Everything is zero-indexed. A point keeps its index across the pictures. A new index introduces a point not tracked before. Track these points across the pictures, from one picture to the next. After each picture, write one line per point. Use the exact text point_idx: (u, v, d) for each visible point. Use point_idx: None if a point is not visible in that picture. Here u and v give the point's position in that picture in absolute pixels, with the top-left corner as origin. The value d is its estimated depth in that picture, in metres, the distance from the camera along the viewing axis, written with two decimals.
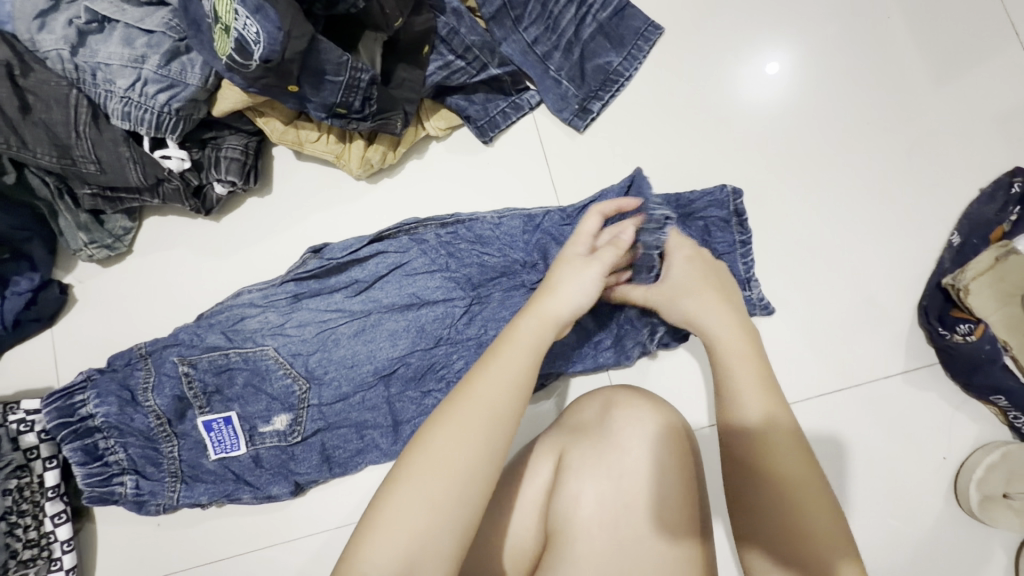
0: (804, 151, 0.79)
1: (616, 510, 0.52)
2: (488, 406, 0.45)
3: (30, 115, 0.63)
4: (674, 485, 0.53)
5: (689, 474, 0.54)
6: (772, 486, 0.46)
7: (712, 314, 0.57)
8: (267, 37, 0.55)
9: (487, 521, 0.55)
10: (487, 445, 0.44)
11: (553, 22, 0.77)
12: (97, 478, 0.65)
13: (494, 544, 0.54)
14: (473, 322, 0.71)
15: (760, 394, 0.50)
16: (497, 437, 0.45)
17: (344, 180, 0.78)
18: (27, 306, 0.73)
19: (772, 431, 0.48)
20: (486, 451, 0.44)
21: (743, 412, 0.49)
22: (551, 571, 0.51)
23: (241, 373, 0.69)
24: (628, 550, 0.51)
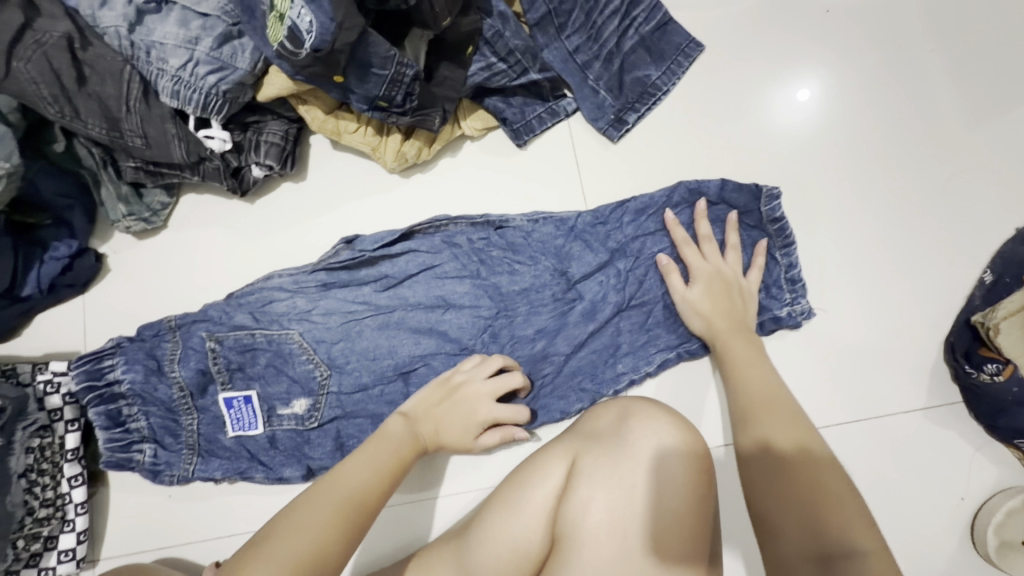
0: (838, 178, 0.79)
1: (622, 518, 0.52)
2: (355, 481, 0.55)
3: (84, 86, 0.65)
4: (687, 501, 0.52)
5: (705, 491, 0.53)
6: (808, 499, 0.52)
7: (720, 320, 0.68)
8: (319, 27, 0.56)
9: (504, 525, 0.56)
10: (341, 528, 0.51)
11: (595, 32, 0.78)
12: (117, 444, 0.66)
13: (509, 544, 0.55)
14: (496, 330, 0.73)
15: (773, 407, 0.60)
16: (353, 507, 0.53)
17: (378, 172, 0.79)
18: (63, 271, 0.75)
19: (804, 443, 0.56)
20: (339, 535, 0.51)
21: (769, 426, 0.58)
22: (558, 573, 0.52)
23: (264, 354, 0.71)
24: (638, 563, 0.51)
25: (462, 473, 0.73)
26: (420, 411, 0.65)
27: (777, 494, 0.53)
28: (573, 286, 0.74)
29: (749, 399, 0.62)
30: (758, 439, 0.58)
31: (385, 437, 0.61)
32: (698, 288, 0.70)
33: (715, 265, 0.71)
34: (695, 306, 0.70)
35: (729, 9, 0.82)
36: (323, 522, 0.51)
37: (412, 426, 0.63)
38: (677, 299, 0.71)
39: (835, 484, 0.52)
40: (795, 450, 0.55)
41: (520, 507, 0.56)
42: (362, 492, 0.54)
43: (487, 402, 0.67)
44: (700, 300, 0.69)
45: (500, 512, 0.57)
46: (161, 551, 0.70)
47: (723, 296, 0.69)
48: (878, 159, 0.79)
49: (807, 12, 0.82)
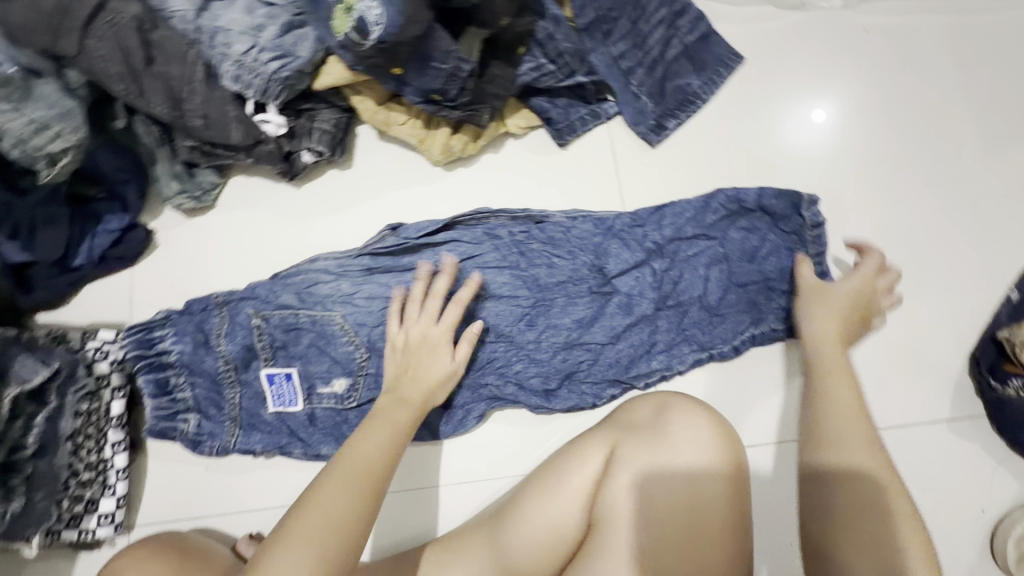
0: (870, 193, 0.80)
1: (644, 494, 0.56)
2: (363, 458, 0.57)
3: (152, 66, 0.67)
4: (712, 474, 0.55)
5: (733, 472, 0.56)
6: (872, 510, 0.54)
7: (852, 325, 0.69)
8: (387, 20, 0.60)
9: (558, 505, 0.59)
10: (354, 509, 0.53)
11: (640, 40, 0.80)
12: (164, 412, 0.70)
13: (559, 521, 0.58)
14: (534, 322, 0.74)
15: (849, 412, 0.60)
16: (362, 486, 0.55)
17: (423, 164, 0.81)
18: (114, 244, 0.78)
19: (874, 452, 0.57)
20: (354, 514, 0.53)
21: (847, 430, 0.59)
22: (603, 553, 0.56)
23: (307, 334, 0.73)
24: (684, 549, 0.54)
25: (491, 461, 0.74)
26: (398, 377, 0.65)
27: (842, 499, 0.56)
28: (610, 281, 0.75)
29: (832, 400, 0.61)
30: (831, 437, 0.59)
31: (379, 411, 0.62)
32: (840, 285, 0.70)
33: (867, 277, 0.71)
34: (826, 299, 0.69)
35: (769, 26, 0.85)
36: (340, 505, 0.53)
37: (402, 396, 0.63)
38: (808, 283, 0.71)
39: (885, 498, 0.55)
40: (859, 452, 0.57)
41: (558, 490, 0.59)
42: (368, 465, 0.56)
43: (433, 324, 0.67)
44: (835, 293, 0.70)
45: (537, 496, 0.60)
46: (196, 520, 0.72)
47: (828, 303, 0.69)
48: (911, 176, 0.81)
49: (845, 32, 0.84)
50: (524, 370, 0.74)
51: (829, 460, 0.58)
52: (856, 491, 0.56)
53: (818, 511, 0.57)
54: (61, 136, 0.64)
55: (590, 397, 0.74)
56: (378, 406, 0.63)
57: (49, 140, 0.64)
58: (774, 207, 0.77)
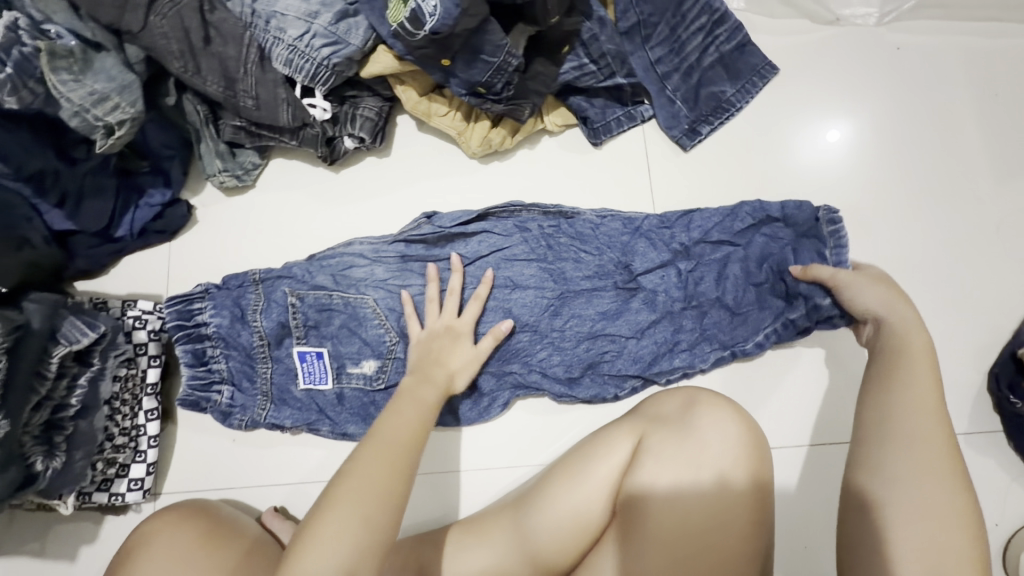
0: (896, 208, 0.82)
1: (665, 476, 0.57)
2: (394, 435, 0.58)
3: (209, 46, 0.70)
4: (737, 459, 0.56)
5: (756, 462, 0.57)
6: (922, 501, 0.49)
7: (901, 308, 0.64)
8: (442, 11, 0.61)
9: (582, 493, 0.60)
10: (385, 481, 0.54)
11: (678, 46, 0.82)
12: (199, 381, 0.71)
13: (584, 509, 0.59)
14: (558, 313, 0.76)
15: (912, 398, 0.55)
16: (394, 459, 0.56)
17: (459, 156, 0.83)
18: (155, 218, 0.80)
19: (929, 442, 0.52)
20: (387, 487, 0.54)
21: (907, 415, 0.54)
22: (628, 540, 0.57)
23: (339, 315, 0.75)
24: (709, 539, 0.54)
25: (512, 450, 0.76)
26: (422, 365, 0.69)
27: (891, 487, 0.51)
28: (635, 278, 0.77)
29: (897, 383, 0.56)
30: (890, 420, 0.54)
31: (404, 391, 0.65)
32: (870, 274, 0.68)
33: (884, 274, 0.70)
34: (867, 286, 0.66)
35: (804, 39, 0.87)
36: (373, 476, 0.54)
37: (426, 380, 0.67)
38: (838, 274, 0.69)
39: (938, 493, 0.49)
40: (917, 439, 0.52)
41: (583, 479, 0.61)
42: (397, 441, 0.58)
43: (456, 321, 0.72)
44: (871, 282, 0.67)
45: (562, 484, 0.62)
46: (221, 492, 0.74)
47: (881, 288, 0.66)
48: (937, 193, 0.82)
49: (879, 48, 0.86)
50: (548, 360, 0.76)
51: (880, 439, 0.53)
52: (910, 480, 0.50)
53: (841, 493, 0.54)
54: (120, 108, 0.67)
55: (609, 390, 0.76)
56: (402, 387, 0.66)
57: (108, 111, 0.67)
58: (799, 220, 0.77)
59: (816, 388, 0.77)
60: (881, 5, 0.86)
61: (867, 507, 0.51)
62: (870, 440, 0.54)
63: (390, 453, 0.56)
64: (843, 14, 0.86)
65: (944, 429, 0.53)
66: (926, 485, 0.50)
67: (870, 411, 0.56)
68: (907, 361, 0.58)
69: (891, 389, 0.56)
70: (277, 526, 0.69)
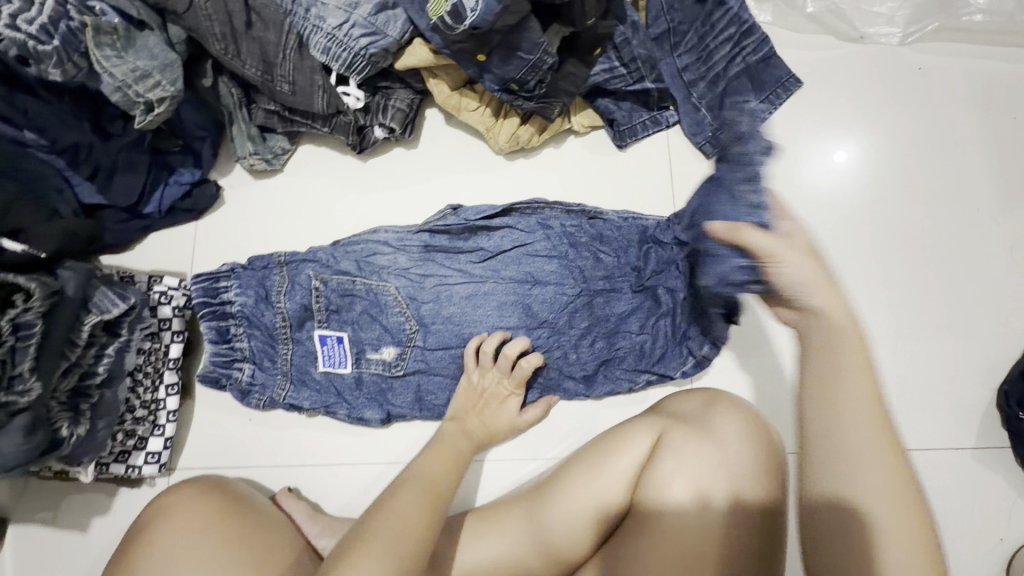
0: (911, 224, 0.83)
1: (686, 473, 0.56)
2: (428, 473, 0.62)
3: (250, 30, 0.71)
4: (757, 461, 0.56)
5: (772, 465, 0.56)
6: (869, 511, 0.45)
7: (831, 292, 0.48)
8: (484, 7, 0.63)
9: (601, 487, 0.61)
10: (420, 513, 0.56)
11: (705, 54, 0.83)
12: (222, 358, 0.72)
13: (597, 506, 0.60)
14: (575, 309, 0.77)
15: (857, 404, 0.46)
16: (431, 495, 0.58)
17: (485, 151, 0.85)
18: (183, 196, 0.81)
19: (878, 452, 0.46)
20: (422, 517, 0.55)
21: (850, 427, 0.46)
22: (639, 533, 0.57)
23: (360, 301, 0.76)
24: (707, 538, 0.53)
25: (526, 442, 0.77)
26: (461, 412, 0.72)
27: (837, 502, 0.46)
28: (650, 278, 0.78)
29: (836, 390, 0.47)
30: (834, 435, 0.46)
31: (442, 435, 0.68)
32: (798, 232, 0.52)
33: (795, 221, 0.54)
34: (795, 257, 0.50)
35: (828, 55, 0.88)
36: (408, 510, 0.56)
37: (461, 426, 0.70)
38: (767, 242, 0.50)
39: (889, 505, 0.45)
40: (863, 449, 0.46)
41: (603, 472, 0.62)
42: (432, 482, 0.60)
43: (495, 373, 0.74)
44: (799, 248, 0.51)
45: (581, 476, 0.63)
46: (235, 470, 0.74)
47: (812, 263, 0.50)
48: (954, 211, 0.83)
49: (900, 68, 0.88)
50: (563, 356, 0.77)
51: (823, 455, 0.47)
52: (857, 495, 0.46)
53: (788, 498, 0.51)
54: (160, 86, 0.69)
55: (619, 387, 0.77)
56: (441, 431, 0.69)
57: (149, 88, 0.68)
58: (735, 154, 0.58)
59: None
60: (906, 25, 0.87)
61: (815, 517, 0.48)
62: (814, 451, 0.47)
63: (425, 488, 0.59)
64: (867, 32, 0.88)
65: (886, 431, 0.46)
66: (867, 495, 0.45)
67: (813, 428, 0.47)
68: (842, 352, 0.47)
69: (829, 395, 0.47)
70: (291, 507, 0.70)
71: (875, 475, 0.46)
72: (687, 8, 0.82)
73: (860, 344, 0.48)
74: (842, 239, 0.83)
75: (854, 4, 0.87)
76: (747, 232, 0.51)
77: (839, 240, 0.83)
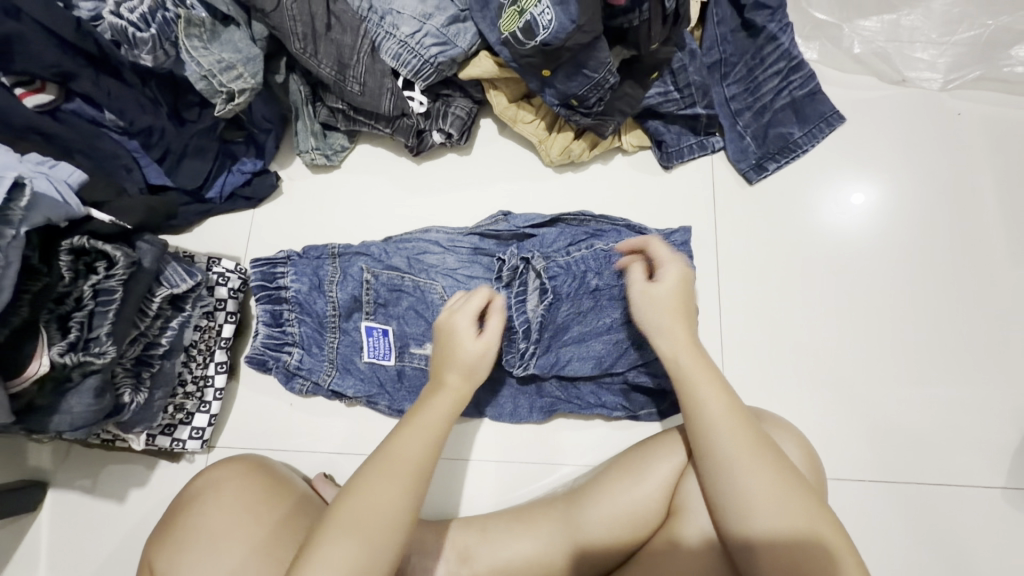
0: (944, 264, 0.84)
1: None
2: (410, 449, 0.54)
3: (329, 33, 0.75)
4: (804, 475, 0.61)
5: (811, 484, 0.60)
6: (771, 514, 0.51)
7: (683, 328, 0.61)
8: (557, 26, 0.66)
9: (640, 493, 0.62)
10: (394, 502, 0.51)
11: (753, 86, 0.87)
12: (273, 342, 0.75)
13: (636, 509, 0.62)
14: (569, 326, 0.75)
15: (720, 410, 0.56)
16: (413, 482, 0.52)
17: (536, 163, 0.88)
18: (243, 184, 0.85)
19: (761, 454, 0.53)
20: (394, 509, 0.51)
21: (722, 437, 0.55)
22: (676, 540, 0.59)
23: (408, 297, 0.76)
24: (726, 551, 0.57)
25: (557, 448, 0.78)
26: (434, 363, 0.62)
27: (747, 506, 0.52)
28: None
29: (697, 408, 0.57)
30: (711, 452, 0.55)
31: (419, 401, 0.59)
32: (662, 286, 0.63)
33: (683, 268, 0.65)
34: (654, 307, 0.63)
35: (869, 94, 0.91)
36: (389, 493, 0.51)
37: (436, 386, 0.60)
38: (634, 291, 0.65)
39: (792, 503, 0.51)
40: (740, 454, 0.53)
41: (645, 476, 0.63)
42: (413, 464, 0.53)
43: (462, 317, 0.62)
44: (661, 299, 0.63)
45: (620, 480, 0.64)
46: (274, 452, 0.76)
47: (679, 322, 0.61)
48: (989, 254, 0.84)
49: (938, 112, 0.90)
50: (579, 369, 0.75)
51: (716, 464, 0.54)
52: (763, 497, 0.51)
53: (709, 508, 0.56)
54: (242, 78, 0.72)
55: (647, 403, 0.77)
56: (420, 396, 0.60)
57: (232, 79, 0.72)
58: (582, 236, 0.78)
59: (847, 420, 0.80)
60: (947, 71, 0.90)
61: (734, 525, 0.53)
62: (708, 463, 0.55)
63: (399, 469, 0.53)
64: (910, 75, 0.91)
65: (758, 438, 0.54)
66: (767, 494, 0.51)
67: (699, 438, 0.56)
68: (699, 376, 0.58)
69: (697, 411, 0.57)
70: (327, 492, 0.71)
71: (741, 462, 0.53)
72: (738, 42, 0.87)
73: (717, 377, 0.58)
74: (873, 273, 0.84)
75: (898, 49, 0.91)
76: (634, 285, 0.65)
77: (872, 274, 0.84)
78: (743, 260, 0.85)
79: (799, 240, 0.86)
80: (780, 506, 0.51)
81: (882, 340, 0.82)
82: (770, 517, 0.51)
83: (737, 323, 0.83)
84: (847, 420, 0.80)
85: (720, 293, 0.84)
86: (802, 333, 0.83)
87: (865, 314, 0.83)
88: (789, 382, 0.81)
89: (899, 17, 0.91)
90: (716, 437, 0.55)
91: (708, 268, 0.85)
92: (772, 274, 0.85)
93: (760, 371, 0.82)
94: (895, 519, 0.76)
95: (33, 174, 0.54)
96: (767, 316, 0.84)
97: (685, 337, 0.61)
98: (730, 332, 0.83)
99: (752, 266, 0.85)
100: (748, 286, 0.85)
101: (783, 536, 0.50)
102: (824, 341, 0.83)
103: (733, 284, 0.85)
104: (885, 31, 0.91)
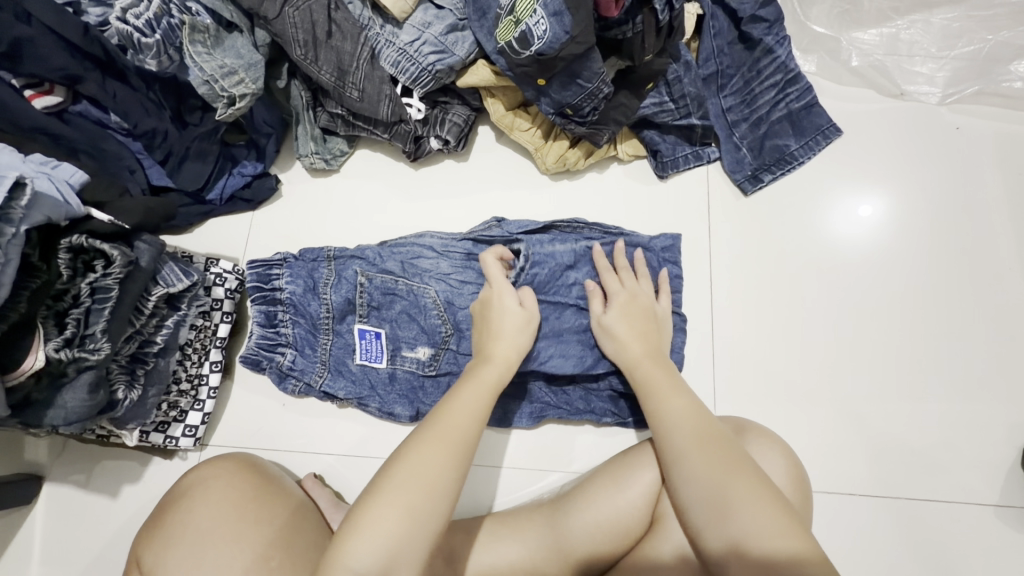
0: (938, 278, 0.84)
1: None
2: (465, 416, 0.57)
3: (330, 40, 0.76)
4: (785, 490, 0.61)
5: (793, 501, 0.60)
6: (739, 513, 0.50)
7: (635, 343, 0.69)
8: (551, 36, 0.67)
9: (625, 499, 0.62)
10: (451, 460, 0.53)
11: (750, 98, 0.87)
12: (266, 342, 0.76)
13: (620, 514, 0.62)
14: (546, 318, 0.75)
15: (678, 408, 0.61)
16: (469, 448, 0.55)
17: (532, 171, 0.88)
18: (243, 187, 0.86)
19: (724, 452, 0.55)
20: (452, 465, 0.53)
21: (677, 430, 0.59)
22: (656, 548, 0.59)
23: (401, 301, 0.77)
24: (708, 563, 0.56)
25: (547, 455, 0.78)
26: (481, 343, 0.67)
27: (709, 499, 0.52)
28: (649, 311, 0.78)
29: (657, 406, 0.62)
30: (670, 445, 0.58)
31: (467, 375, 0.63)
32: (612, 312, 0.72)
33: (630, 291, 0.73)
34: (606, 333, 0.72)
35: (867, 108, 0.91)
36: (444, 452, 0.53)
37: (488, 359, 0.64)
38: (592, 323, 0.74)
39: (756, 499, 0.50)
40: (700, 447, 0.56)
41: (628, 484, 0.63)
42: (466, 427, 0.56)
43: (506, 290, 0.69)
44: (612, 324, 0.71)
45: (605, 487, 0.65)
46: (267, 452, 0.77)
47: (630, 341, 0.70)
48: (987, 270, 0.84)
49: (938, 127, 0.90)
50: (560, 366, 0.74)
51: (677, 460, 0.57)
52: (724, 493, 0.52)
53: (680, 511, 0.56)
54: (243, 83, 0.74)
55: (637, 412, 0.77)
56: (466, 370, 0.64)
57: (233, 84, 0.73)
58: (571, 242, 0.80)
59: (839, 434, 0.79)
60: (946, 86, 0.90)
61: (704, 522, 0.52)
62: (670, 457, 0.58)
63: (450, 435, 0.54)
64: (908, 89, 0.91)
65: (720, 436, 0.57)
66: (731, 491, 0.51)
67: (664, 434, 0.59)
68: (657, 378, 0.65)
69: (657, 408, 0.62)
70: (316, 491, 0.71)
71: (690, 452, 0.56)
72: (736, 53, 0.87)
73: (674, 380, 0.65)
74: (869, 286, 0.84)
75: (897, 62, 0.91)
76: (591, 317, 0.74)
77: (867, 287, 0.84)
78: (736, 271, 0.86)
79: (793, 251, 0.86)
80: (733, 496, 0.51)
81: (874, 354, 0.82)
82: (734, 514, 0.50)
83: (728, 334, 0.83)
84: (838, 432, 0.79)
85: (712, 304, 0.85)
86: (795, 344, 0.83)
87: (857, 329, 0.83)
88: (781, 393, 0.81)
89: (899, 31, 0.91)
90: (672, 432, 0.59)
91: (701, 278, 0.86)
92: (766, 286, 0.85)
93: (752, 382, 0.82)
94: (887, 534, 0.75)
95: (35, 174, 0.56)
96: (759, 327, 0.84)
97: (641, 349, 0.69)
98: (722, 341, 0.83)
99: (745, 275, 0.85)
100: (742, 298, 0.85)
101: (737, 521, 0.50)
102: (817, 353, 0.82)
103: (726, 294, 0.85)
104: (884, 45, 0.91)
